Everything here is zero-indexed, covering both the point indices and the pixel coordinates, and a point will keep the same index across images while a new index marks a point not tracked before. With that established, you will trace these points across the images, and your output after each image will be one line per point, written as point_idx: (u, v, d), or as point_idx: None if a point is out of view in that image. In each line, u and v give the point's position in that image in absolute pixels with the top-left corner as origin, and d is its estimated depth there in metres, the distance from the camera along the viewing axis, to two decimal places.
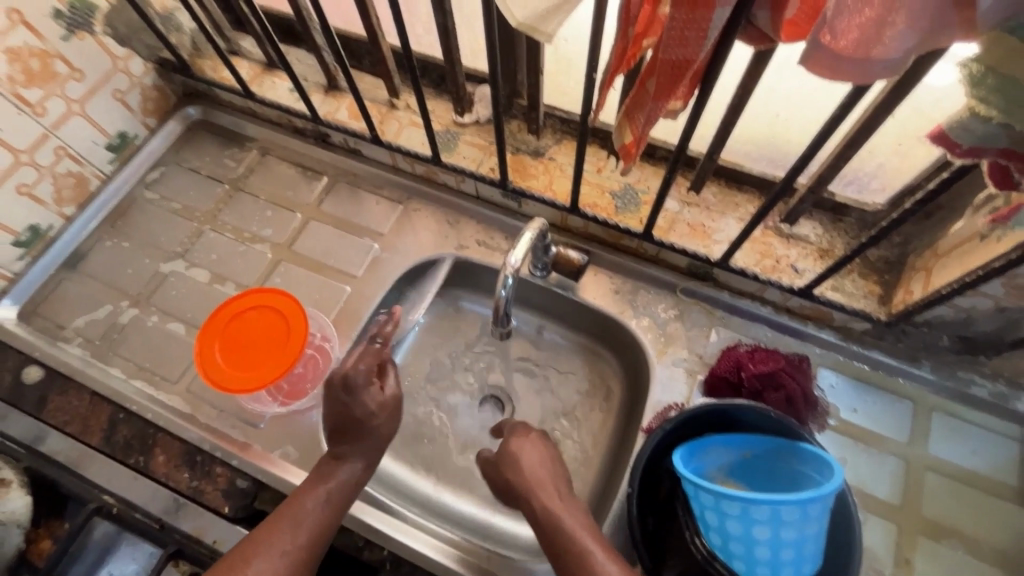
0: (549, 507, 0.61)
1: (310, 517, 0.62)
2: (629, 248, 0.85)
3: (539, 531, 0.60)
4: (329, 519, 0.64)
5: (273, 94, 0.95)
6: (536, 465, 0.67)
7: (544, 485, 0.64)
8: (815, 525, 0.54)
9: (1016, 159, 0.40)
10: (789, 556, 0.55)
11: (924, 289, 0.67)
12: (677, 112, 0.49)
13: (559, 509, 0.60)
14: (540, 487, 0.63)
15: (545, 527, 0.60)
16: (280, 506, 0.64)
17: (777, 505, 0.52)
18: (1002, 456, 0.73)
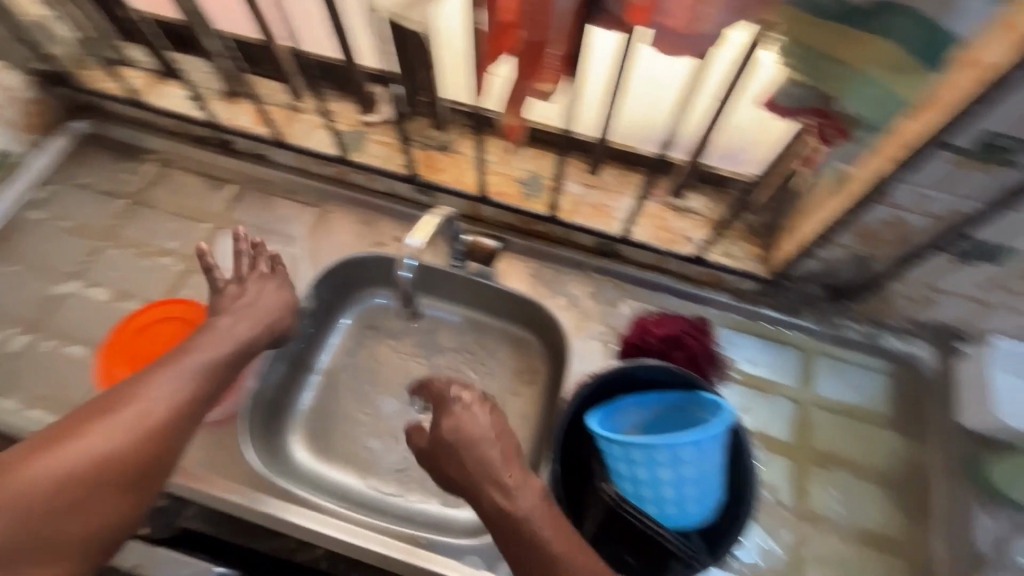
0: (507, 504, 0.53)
1: (203, 361, 0.63)
2: (541, 232, 0.90)
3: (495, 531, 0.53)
4: (216, 373, 0.64)
5: (170, 103, 0.94)
6: (483, 445, 0.57)
7: (500, 477, 0.54)
8: (712, 462, 0.60)
9: (825, 117, 0.47)
10: (692, 492, 0.61)
11: (795, 245, 0.75)
12: (551, 94, 0.54)
13: (524, 506, 0.52)
14: (492, 478, 0.54)
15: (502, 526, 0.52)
16: (160, 399, 0.57)
17: (674, 445, 0.57)
18: (876, 388, 0.83)
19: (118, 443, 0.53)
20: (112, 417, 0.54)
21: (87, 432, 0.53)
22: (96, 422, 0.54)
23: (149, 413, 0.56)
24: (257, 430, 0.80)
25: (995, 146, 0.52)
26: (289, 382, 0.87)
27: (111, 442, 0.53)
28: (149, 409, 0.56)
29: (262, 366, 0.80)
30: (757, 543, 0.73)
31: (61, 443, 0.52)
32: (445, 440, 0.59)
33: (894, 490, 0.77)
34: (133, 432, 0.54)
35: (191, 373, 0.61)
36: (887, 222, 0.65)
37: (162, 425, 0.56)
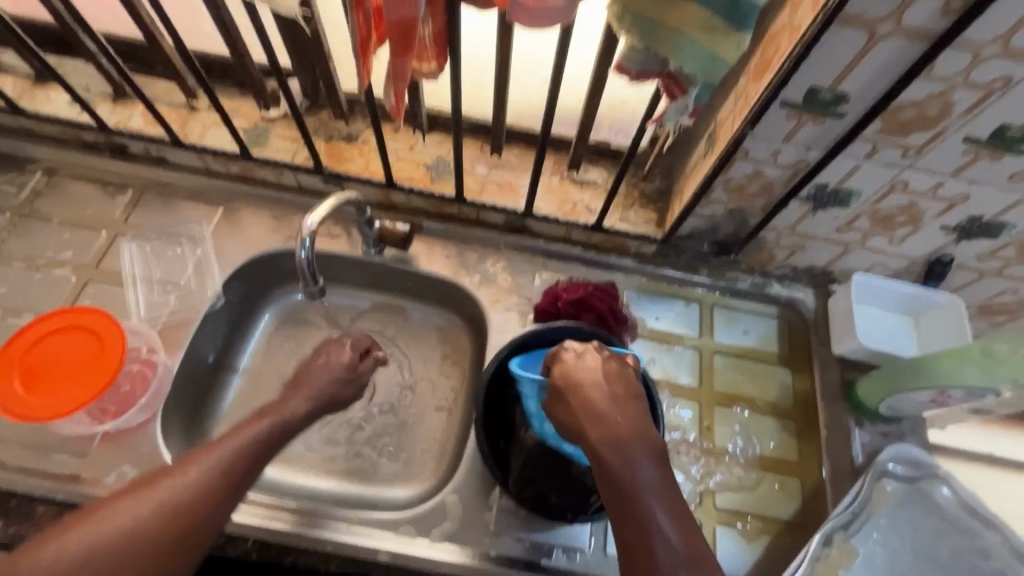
0: (632, 460, 0.51)
1: (251, 436, 0.62)
2: (453, 214, 0.93)
3: (608, 488, 0.50)
4: (269, 446, 0.63)
5: (50, 108, 0.89)
6: (619, 404, 0.55)
7: (624, 435, 0.52)
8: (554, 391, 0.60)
9: (672, 80, 0.51)
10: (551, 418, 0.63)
11: (680, 206, 0.82)
12: (435, 75, 0.58)
13: (632, 464, 0.51)
14: (606, 431, 0.53)
15: (616, 477, 0.50)
16: (227, 463, 0.58)
17: None
18: (766, 331, 0.92)
19: (153, 520, 0.53)
20: (162, 485, 0.55)
21: (142, 496, 0.54)
22: (140, 490, 0.55)
23: (197, 482, 0.56)
24: (175, 436, 0.78)
25: (817, 99, 0.60)
26: (208, 385, 0.85)
27: (150, 510, 0.54)
28: (193, 479, 0.56)
29: (173, 367, 0.79)
30: None
31: (111, 507, 0.53)
32: (576, 386, 0.56)
33: (786, 417, 0.86)
34: (163, 504, 0.54)
35: (256, 433, 0.62)
36: (750, 177, 0.73)
37: (199, 499, 0.56)
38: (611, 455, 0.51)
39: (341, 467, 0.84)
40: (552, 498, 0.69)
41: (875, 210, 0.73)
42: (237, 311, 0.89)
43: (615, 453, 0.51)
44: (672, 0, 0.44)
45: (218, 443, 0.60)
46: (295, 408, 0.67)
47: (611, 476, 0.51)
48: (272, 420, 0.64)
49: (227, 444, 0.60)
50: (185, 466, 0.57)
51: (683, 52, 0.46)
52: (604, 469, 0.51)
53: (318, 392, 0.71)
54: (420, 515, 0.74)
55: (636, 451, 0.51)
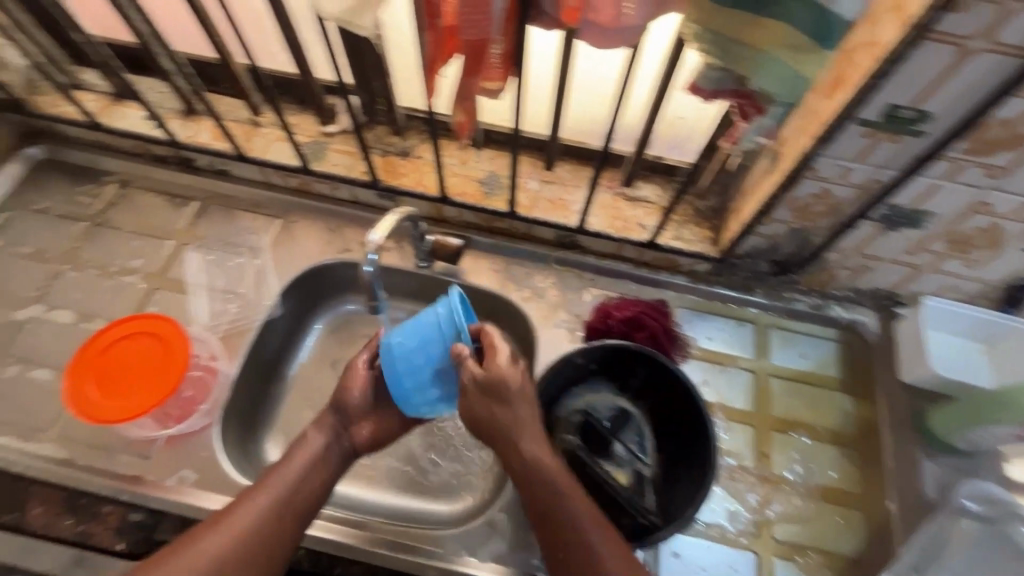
0: (568, 509, 0.58)
1: (288, 484, 0.62)
2: (503, 229, 0.93)
3: (543, 529, 0.59)
4: (305, 486, 0.63)
5: (126, 123, 0.93)
6: (539, 447, 0.62)
7: (559, 483, 0.59)
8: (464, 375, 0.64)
9: (746, 98, 0.50)
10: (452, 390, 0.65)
11: (739, 224, 0.80)
12: (497, 93, 0.55)
13: (571, 510, 0.58)
14: (540, 473, 0.60)
15: (550, 520, 0.58)
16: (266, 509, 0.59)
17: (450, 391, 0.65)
18: (825, 355, 0.89)
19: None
20: (206, 542, 0.56)
21: (190, 553, 0.55)
22: (190, 548, 0.56)
23: (250, 534, 0.57)
24: (232, 442, 0.80)
25: (898, 117, 0.57)
26: (263, 393, 0.87)
27: (199, 568, 0.54)
28: (242, 531, 0.57)
29: (234, 374, 0.81)
30: (723, 507, 0.77)
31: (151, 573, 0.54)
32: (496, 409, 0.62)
33: (848, 446, 0.82)
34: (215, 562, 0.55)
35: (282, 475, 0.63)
36: (817, 196, 0.70)
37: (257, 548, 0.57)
38: (550, 506, 0.58)
39: (387, 479, 0.84)
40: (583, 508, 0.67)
41: (953, 232, 0.69)
42: (292, 320, 0.91)
43: (556, 507, 0.58)
44: (753, 18, 0.43)
45: (258, 492, 0.61)
46: (317, 444, 0.67)
47: (551, 524, 0.58)
48: (302, 462, 0.65)
49: (267, 492, 0.61)
50: (232, 519, 0.58)
51: (764, 69, 0.45)
52: (538, 514, 0.59)
53: (330, 413, 0.70)
54: (471, 533, 0.73)
55: (571, 499, 0.58)
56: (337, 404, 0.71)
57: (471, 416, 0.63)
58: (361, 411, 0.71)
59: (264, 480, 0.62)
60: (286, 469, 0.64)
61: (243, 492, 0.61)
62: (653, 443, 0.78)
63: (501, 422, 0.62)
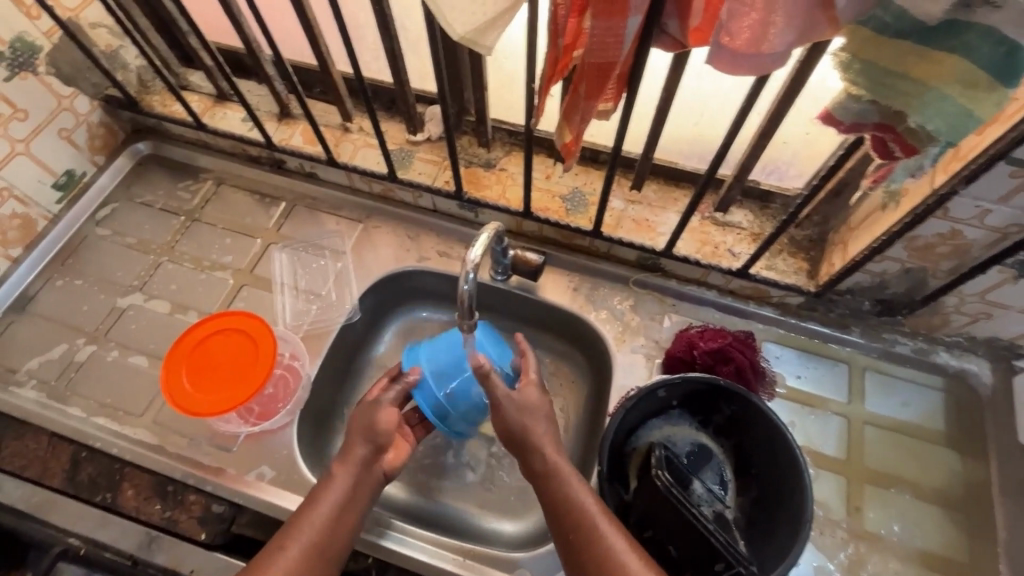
0: (587, 524, 0.58)
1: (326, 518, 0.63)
2: (583, 247, 0.91)
3: (568, 544, 0.59)
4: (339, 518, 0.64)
5: (226, 124, 0.97)
6: (554, 462, 0.63)
7: (575, 495, 0.60)
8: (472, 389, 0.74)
9: (890, 132, 0.47)
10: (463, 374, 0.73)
11: (844, 259, 0.75)
12: (609, 112, 0.55)
13: (589, 520, 0.58)
14: (557, 482, 0.61)
15: (573, 531, 0.58)
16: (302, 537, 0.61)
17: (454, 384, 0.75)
18: (930, 404, 0.81)
19: None
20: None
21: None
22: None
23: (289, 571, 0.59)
24: (307, 441, 0.81)
25: None
26: (336, 394, 0.88)
27: None
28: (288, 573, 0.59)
29: (313, 375, 0.83)
30: (808, 561, 0.72)
31: None
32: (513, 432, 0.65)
33: (953, 508, 0.75)
34: None
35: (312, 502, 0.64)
36: (942, 236, 0.64)
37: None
38: (570, 519, 0.59)
39: (452, 491, 0.84)
40: (671, 548, 0.63)
41: None
42: (367, 324, 0.93)
43: (574, 519, 0.59)
44: (922, 52, 0.40)
45: (288, 538, 0.61)
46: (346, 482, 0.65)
47: (574, 540, 0.58)
48: (332, 497, 0.64)
49: (305, 531, 0.62)
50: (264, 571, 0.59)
51: (928, 109, 0.42)
52: (557, 525, 0.60)
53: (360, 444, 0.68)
54: (538, 562, 0.71)
55: (589, 510, 0.59)
56: (372, 437, 0.68)
57: (504, 430, 0.66)
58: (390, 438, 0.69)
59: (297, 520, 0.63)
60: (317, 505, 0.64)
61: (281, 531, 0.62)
62: (732, 486, 0.75)
63: (523, 433, 0.64)
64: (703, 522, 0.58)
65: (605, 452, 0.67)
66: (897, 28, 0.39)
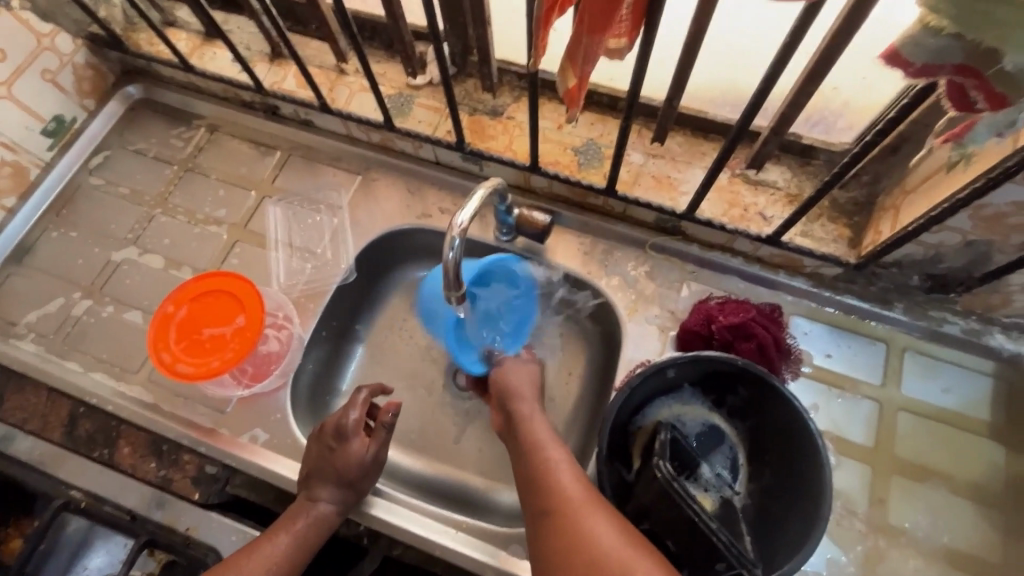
0: (547, 465, 0.61)
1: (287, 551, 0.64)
2: (596, 206, 0.83)
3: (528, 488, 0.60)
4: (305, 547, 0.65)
5: (215, 66, 0.91)
6: (535, 422, 0.67)
7: (543, 443, 0.64)
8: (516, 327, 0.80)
9: (972, 76, 0.37)
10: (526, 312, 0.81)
11: (893, 229, 0.65)
12: (621, 52, 0.45)
13: (553, 466, 0.60)
14: (532, 436, 0.65)
15: (536, 476, 0.60)
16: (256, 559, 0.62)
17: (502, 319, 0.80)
18: (976, 392, 0.73)
19: None
20: None
21: None
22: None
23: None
24: (302, 404, 0.79)
25: None
26: (334, 356, 0.85)
27: None
28: None
29: (306, 337, 0.80)
30: (822, 553, 0.67)
31: None
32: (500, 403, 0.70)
33: (991, 507, 0.68)
34: None
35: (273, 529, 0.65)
36: (1019, 205, 0.54)
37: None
38: (536, 463, 0.61)
39: (451, 459, 0.81)
40: (668, 540, 0.59)
41: None
42: (366, 284, 0.88)
43: (538, 460, 0.62)
44: None
45: (253, 551, 0.63)
46: (323, 513, 0.66)
47: (535, 477, 0.60)
48: (302, 525, 0.65)
49: (266, 549, 0.63)
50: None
51: None
52: (523, 464, 0.63)
53: (331, 482, 0.66)
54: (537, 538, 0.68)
55: (553, 459, 0.61)
56: (358, 487, 0.67)
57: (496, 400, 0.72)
58: (357, 477, 0.67)
59: (258, 541, 0.64)
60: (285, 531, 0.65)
61: (255, 542, 0.64)
62: (744, 471, 0.70)
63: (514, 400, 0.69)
64: (703, 517, 0.53)
65: (604, 436, 0.62)
66: None
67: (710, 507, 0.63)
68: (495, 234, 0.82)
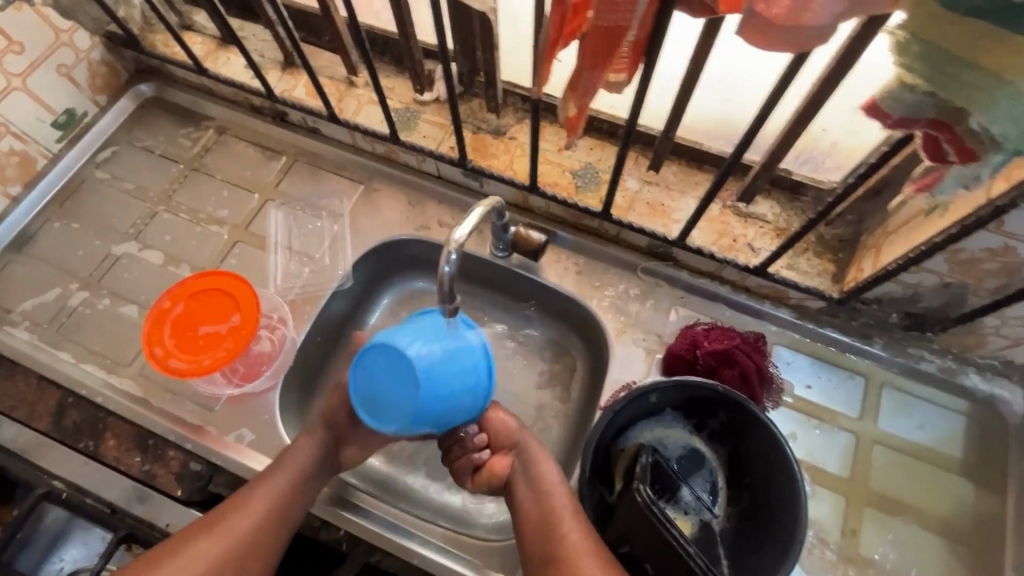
0: (554, 510, 0.62)
1: (292, 489, 0.65)
2: (591, 228, 0.85)
3: (534, 525, 0.63)
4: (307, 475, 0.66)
5: (228, 70, 0.93)
6: (543, 463, 0.68)
7: (550, 486, 0.65)
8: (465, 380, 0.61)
9: (945, 130, 0.40)
10: (411, 433, 0.59)
11: (874, 267, 0.68)
12: (621, 85, 0.48)
13: (560, 510, 0.62)
14: (539, 474, 0.66)
15: (542, 514, 0.63)
16: (262, 485, 0.64)
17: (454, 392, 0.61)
18: (949, 429, 0.75)
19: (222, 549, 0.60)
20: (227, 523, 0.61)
21: (212, 531, 0.60)
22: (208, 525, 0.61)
23: (247, 531, 0.61)
24: (291, 406, 0.80)
25: None
26: (325, 360, 0.86)
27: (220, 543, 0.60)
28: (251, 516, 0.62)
29: (299, 341, 0.81)
30: None
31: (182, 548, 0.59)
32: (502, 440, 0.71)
33: (960, 542, 0.70)
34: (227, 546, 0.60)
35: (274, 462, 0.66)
36: (992, 251, 0.57)
37: (240, 559, 0.60)
38: (543, 506, 0.63)
39: (435, 468, 0.82)
40: (647, 565, 0.60)
41: None
42: (362, 291, 0.90)
43: (544, 504, 0.63)
44: (996, 37, 0.33)
45: (253, 486, 0.65)
46: (316, 446, 0.68)
47: (541, 521, 0.62)
48: (299, 455, 0.67)
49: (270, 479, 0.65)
50: (225, 529, 0.61)
51: (997, 108, 0.36)
52: (528, 504, 0.65)
53: (321, 426, 0.70)
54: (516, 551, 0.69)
55: (559, 503, 0.63)
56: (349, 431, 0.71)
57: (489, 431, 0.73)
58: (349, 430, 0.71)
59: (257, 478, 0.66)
60: (285, 473, 0.65)
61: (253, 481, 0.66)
62: (723, 495, 0.71)
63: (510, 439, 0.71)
64: (683, 543, 0.54)
65: (588, 458, 0.63)
66: (971, 4, 0.32)
67: (689, 531, 0.66)
68: (492, 249, 0.84)
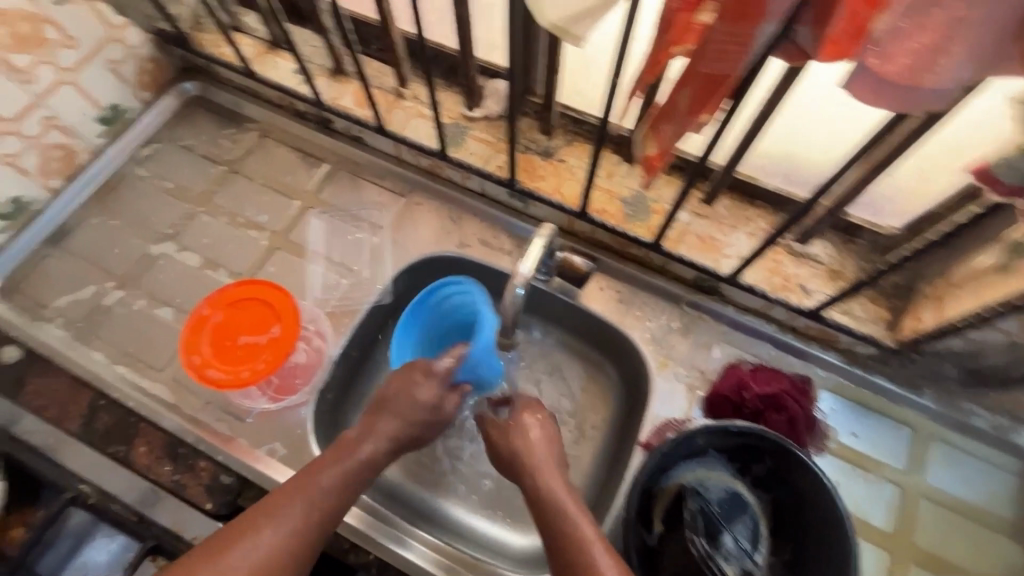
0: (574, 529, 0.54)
1: (352, 475, 0.58)
2: (636, 256, 0.83)
3: (552, 554, 0.54)
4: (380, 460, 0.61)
5: (275, 74, 0.92)
6: (554, 477, 0.60)
7: (566, 504, 0.56)
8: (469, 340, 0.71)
9: None
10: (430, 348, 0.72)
11: (936, 320, 0.66)
12: None
13: (579, 525, 0.54)
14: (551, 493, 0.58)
15: (552, 523, 0.55)
16: (330, 465, 0.58)
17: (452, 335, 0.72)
18: (999, 488, 0.72)
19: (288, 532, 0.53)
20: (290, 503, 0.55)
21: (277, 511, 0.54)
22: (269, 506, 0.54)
23: (299, 527, 0.54)
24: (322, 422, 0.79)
25: None
26: None
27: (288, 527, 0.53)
28: (323, 498, 0.56)
29: (335, 356, 0.79)
30: None
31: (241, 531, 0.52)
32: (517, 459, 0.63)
33: None
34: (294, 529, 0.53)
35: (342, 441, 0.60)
36: None
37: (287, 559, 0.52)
38: (560, 524, 0.55)
39: (464, 494, 0.80)
40: None
41: None
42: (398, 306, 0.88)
43: (558, 524, 0.55)
44: None
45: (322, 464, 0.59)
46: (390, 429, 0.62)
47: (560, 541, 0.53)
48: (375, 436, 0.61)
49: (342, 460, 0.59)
50: (278, 516, 0.53)
51: None
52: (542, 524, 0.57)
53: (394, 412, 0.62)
54: None
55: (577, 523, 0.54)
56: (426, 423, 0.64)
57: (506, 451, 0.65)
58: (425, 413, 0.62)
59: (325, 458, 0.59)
60: (345, 456, 0.59)
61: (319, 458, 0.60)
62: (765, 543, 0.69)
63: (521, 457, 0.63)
64: None
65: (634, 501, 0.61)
66: None
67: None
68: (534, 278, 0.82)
